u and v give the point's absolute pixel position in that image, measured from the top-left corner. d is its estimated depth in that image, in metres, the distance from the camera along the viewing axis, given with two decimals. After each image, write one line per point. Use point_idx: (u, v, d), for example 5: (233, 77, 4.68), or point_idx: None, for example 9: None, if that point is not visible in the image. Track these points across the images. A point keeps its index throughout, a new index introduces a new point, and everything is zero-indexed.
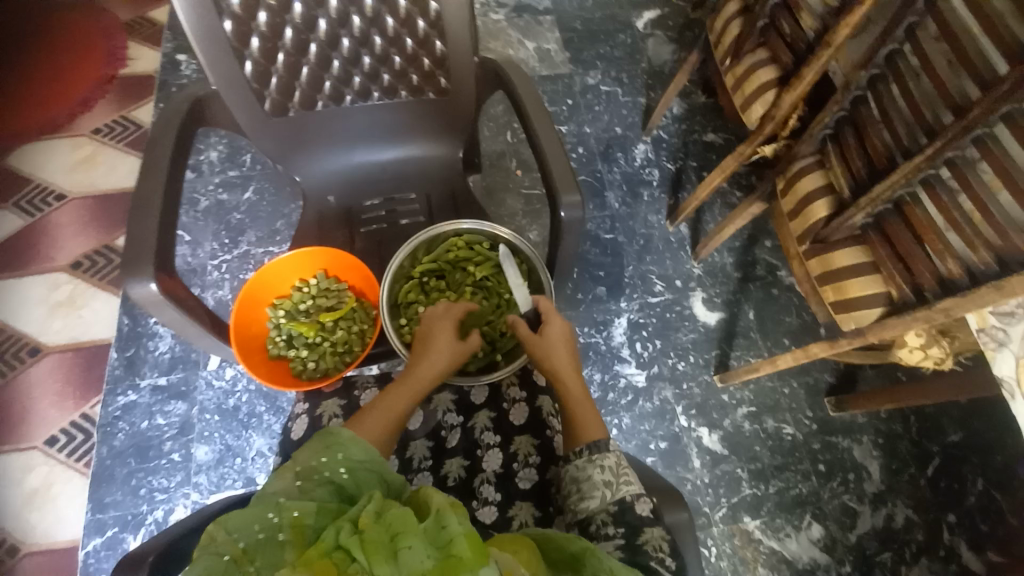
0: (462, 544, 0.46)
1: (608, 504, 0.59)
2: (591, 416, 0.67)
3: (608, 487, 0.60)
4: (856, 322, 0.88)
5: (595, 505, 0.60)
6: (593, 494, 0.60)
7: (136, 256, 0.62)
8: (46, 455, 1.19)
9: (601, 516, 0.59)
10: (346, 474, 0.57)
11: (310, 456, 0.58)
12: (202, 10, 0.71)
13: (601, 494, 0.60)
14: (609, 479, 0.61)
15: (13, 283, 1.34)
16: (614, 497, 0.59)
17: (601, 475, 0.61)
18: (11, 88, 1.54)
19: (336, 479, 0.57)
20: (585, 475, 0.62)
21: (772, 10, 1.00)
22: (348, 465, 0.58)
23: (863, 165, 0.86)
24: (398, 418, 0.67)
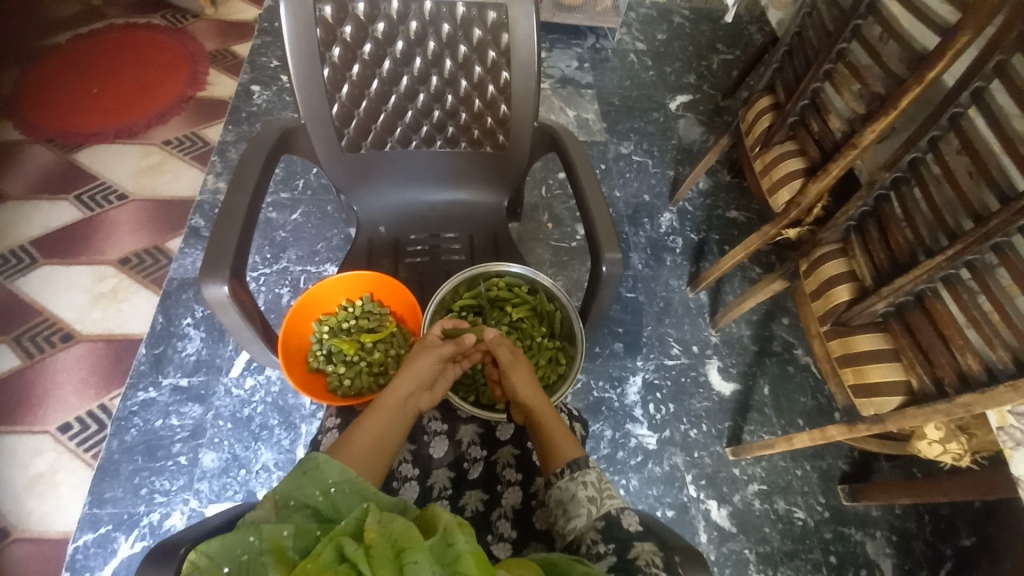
0: (469, 561, 0.47)
1: (594, 521, 0.61)
2: (567, 439, 0.72)
3: (591, 503, 0.63)
4: (877, 408, 0.90)
5: (581, 523, 0.62)
6: (578, 513, 0.63)
7: (215, 260, 0.67)
8: (56, 441, 1.20)
9: (589, 536, 0.60)
10: (324, 497, 0.57)
11: (288, 484, 0.58)
12: (307, 57, 0.81)
13: (586, 511, 0.63)
14: (593, 494, 0.64)
15: (62, 271, 1.41)
16: (599, 512, 0.62)
17: (584, 492, 0.64)
18: (99, 97, 1.70)
19: (314, 502, 0.57)
20: (571, 494, 0.65)
21: (802, 110, 1.10)
22: (324, 488, 0.58)
23: (886, 258, 0.91)
24: (374, 449, 0.68)
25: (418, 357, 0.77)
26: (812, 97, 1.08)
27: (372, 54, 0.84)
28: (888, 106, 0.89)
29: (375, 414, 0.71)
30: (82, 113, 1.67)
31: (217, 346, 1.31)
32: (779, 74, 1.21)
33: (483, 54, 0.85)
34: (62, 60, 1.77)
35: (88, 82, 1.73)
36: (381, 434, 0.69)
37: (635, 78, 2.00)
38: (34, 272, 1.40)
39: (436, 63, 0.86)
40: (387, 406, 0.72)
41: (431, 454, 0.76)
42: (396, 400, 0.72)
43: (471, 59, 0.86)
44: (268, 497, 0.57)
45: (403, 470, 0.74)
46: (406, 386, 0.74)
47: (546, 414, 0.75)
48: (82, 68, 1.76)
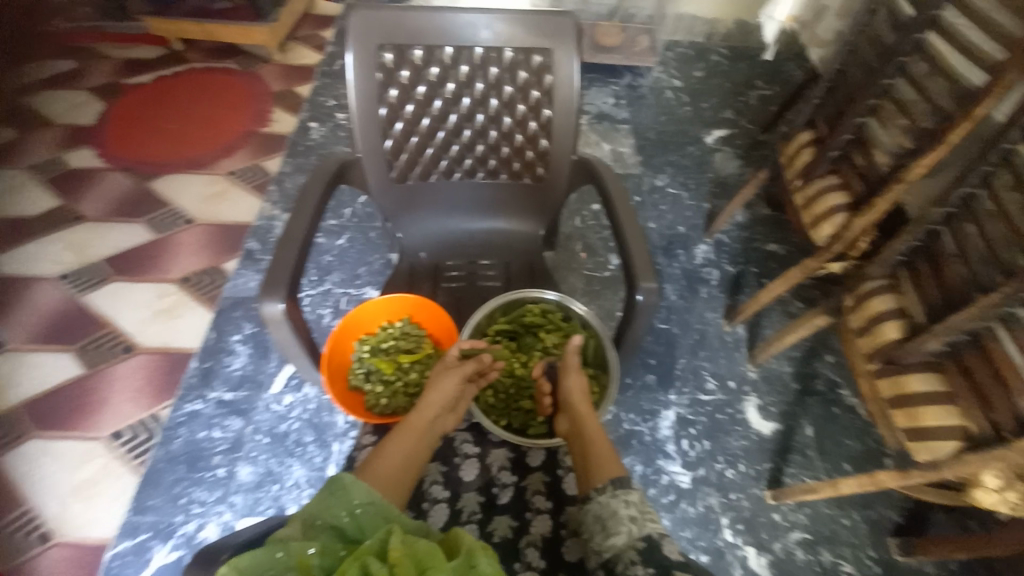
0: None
1: (635, 541, 0.62)
2: (610, 458, 0.74)
3: (633, 522, 0.64)
4: (931, 454, 0.84)
5: (622, 541, 0.63)
6: (618, 531, 0.64)
7: (275, 279, 0.73)
8: (108, 447, 1.28)
9: (629, 554, 0.61)
10: (350, 518, 0.60)
11: (316, 504, 0.60)
12: (367, 97, 0.89)
13: (627, 529, 0.63)
14: (635, 514, 0.65)
15: (129, 287, 1.53)
16: (640, 532, 0.63)
17: (626, 510, 0.65)
18: (175, 131, 1.89)
19: (339, 523, 0.60)
20: (611, 511, 0.66)
21: (843, 145, 1.09)
22: (350, 509, 0.61)
23: (939, 293, 0.88)
24: (401, 469, 0.71)
25: (442, 380, 0.80)
26: (854, 132, 1.07)
27: (425, 94, 0.91)
28: (934, 141, 0.88)
29: (401, 435, 0.74)
30: (159, 145, 1.86)
31: (261, 362, 1.38)
32: (819, 110, 1.22)
33: (526, 93, 0.91)
34: (147, 98, 1.99)
35: (167, 117, 1.93)
36: (409, 454, 0.73)
37: (670, 114, 2.04)
38: (105, 287, 1.53)
39: (481, 102, 0.92)
40: (414, 427, 0.75)
41: (461, 478, 0.80)
42: (423, 422, 0.76)
43: (514, 98, 0.91)
44: (295, 517, 0.59)
45: (434, 491, 0.78)
46: (432, 409, 0.77)
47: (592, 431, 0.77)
48: (163, 105, 1.97)
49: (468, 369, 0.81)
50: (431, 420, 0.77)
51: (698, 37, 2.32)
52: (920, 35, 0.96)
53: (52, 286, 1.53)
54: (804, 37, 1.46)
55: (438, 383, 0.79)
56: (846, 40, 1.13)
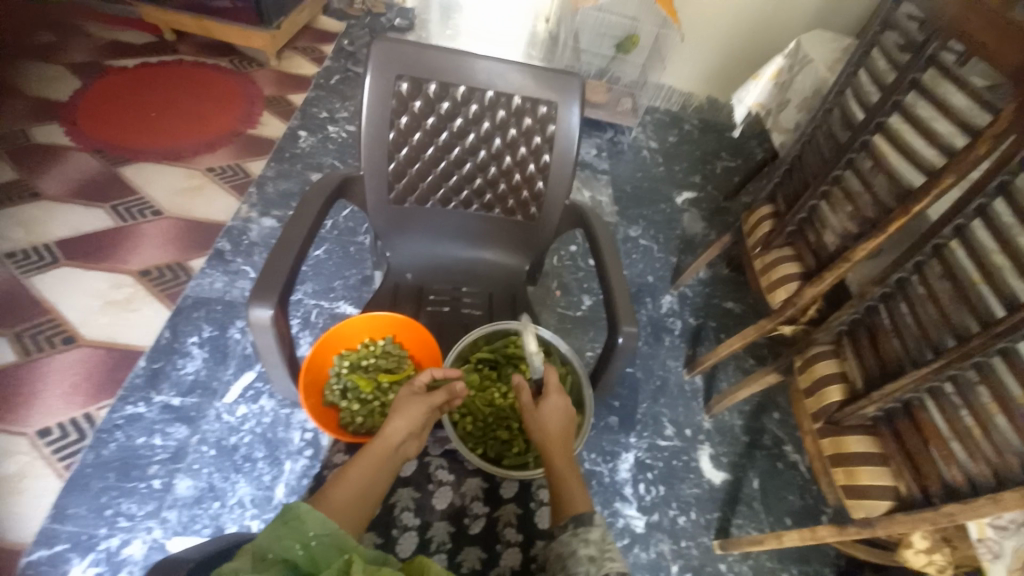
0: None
1: None
2: (581, 495, 0.74)
3: (591, 563, 0.66)
4: (866, 512, 0.93)
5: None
6: (577, 570, 0.65)
7: (266, 284, 0.72)
8: (31, 445, 1.15)
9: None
10: (303, 550, 0.56)
11: (269, 537, 0.57)
12: (378, 120, 0.92)
13: (585, 570, 0.65)
14: (594, 554, 0.67)
15: (80, 274, 1.43)
16: (598, 573, 0.64)
17: (585, 550, 0.67)
18: (155, 120, 1.83)
19: (292, 555, 0.56)
20: (571, 550, 0.68)
21: (800, 222, 1.23)
22: (304, 541, 0.57)
23: (875, 363, 0.98)
24: (360, 499, 0.71)
25: (411, 405, 0.78)
26: (808, 212, 1.21)
27: (433, 125, 0.95)
28: (875, 230, 1.01)
29: (362, 463, 0.73)
30: (136, 132, 1.79)
31: (218, 368, 1.31)
32: (780, 188, 1.36)
33: (529, 138, 0.97)
34: (130, 82, 1.92)
35: (148, 105, 1.87)
36: (369, 481, 0.73)
37: (646, 171, 2.20)
38: (53, 270, 1.42)
39: (486, 139, 0.98)
40: (377, 453, 0.74)
41: (432, 508, 0.91)
42: (387, 448, 0.75)
43: (517, 140, 0.97)
44: (247, 550, 0.56)
45: (404, 519, 0.89)
46: (398, 434, 0.76)
47: (561, 465, 0.77)
48: (146, 92, 1.91)
49: (439, 398, 0.79)
50: (395, 446, 0.76)
51: (674, 106, 2.54)
52: (868, 135, 1.07)
53: None
54: (769, 123, 1.64)
55: (405, 407, 0.78)
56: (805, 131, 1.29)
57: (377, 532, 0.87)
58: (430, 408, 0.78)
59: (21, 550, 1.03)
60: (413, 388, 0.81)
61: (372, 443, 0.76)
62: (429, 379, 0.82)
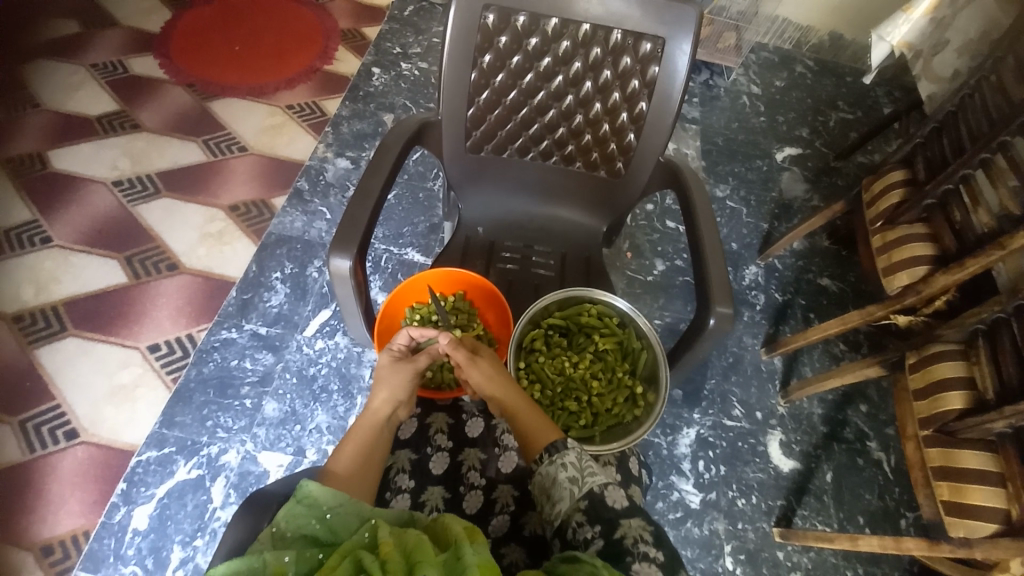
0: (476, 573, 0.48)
1: (578, 502, 0.62)
2: (547, 426, 0.74)
3: (573, 484, 0.63)
4: (967, 532, 0.82)
5: (565, 506, 0.62)
6: (561, 496, 0.63)
7: (346, 235, 0.71)
8: (144, 358, 1.31)
9: (575, 518, 0.61)
10: (321, 524, 0.55)
11: (288, 519, 0.55)
12: (459, 60, 0.85)
13: (568, 493, 0.62)
14: (574, 474, 0.64)
15: (179, 206, 1.54)
16: (581, 492, 0.62)
17: (564, 472, 0.64)
18: (240, 55, 1.86)
19: (311, 530, 0.55)
20: (552, 478, 0.65)
21: (944, 194, 1.02)
22: (321, 515, 0.56)
23: (1017, 372, 0.82)
24: (363, 466, 0.69)
25: (393, 372, 0.81)
26: (958, 183, 0.99)
27: (518, 65, 0.86)
28: None
29: (354, 436, 0.73)
30: (223, 67, 1.83)
31: (298, 304, 1.39)
32: (921, 151, 1.12)
33: (625, 81, 0.85)
34: (216, 15, 1.94)
35: (233, 39, 1.89)
36: (367, 451, 0.71)
37: (744, 121, 1.94)
38: (157, 201, 1.54)
39: (575, 83, 0.87)
40: (367, 422, 0.75)
41: (498, 468, 0.75)
42: (377, 417, 0.76)
43: (611, 84, 0.86)
44: (265, 531, 0.56)
45: None
46: (384, 400, 0.78)
47: (519, 409, 0.76)
48: (230, 25, 1.92)
49: (420, 359, 0.83)
50: (385, 415, 0.77)
51: (787, 43, 2.17)
52: None
53: (103, 190, 1.55)
54: (915, 67, 1.35)
55: (387, 376, 0.81)
56: (972, 80, 1.04)
57: (443, 487, 0.74)
58: (409, 371, 0.81)
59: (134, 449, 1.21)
60: (393, 354, 0.85)
61: (361, 419, 0.76)
62: (408, 341, 0.86)
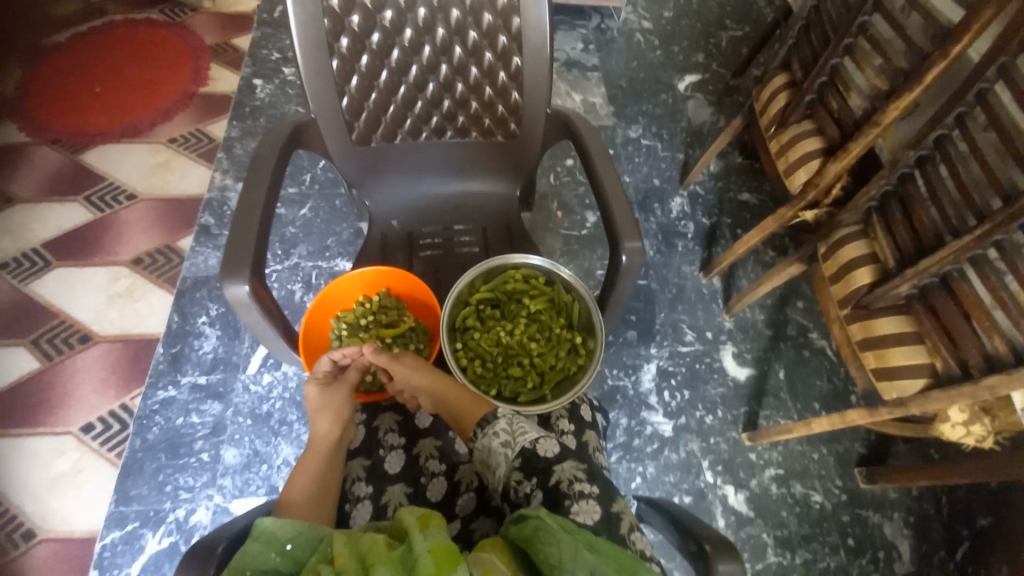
0: (426, 563, 0.46)
1: (513, 462, 0.63)
2: (477, 403, 0.75)
3: (507, 447, 0.64)
4: (899, 392, 0.88)
5: (503, 471, 0.63)
6: (498, 462, 0.64)
7: (235, 259, 0.67)
8: (80, 441, 1.22)
9: (514, 478, 0.62)
10: (282, 555, 0.54)
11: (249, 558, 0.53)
12: (315, 49, 0.80)
13: (504, 457, 0.64)
14: (506, 439, 0.65)
15: (76, 272, 1.41)
16: (515, 452, 0.64)
17: (497, 440, 0.66)
18: (101, 96, 1.69)
19: (271, 565, 0.53)
20: (488, 449, 0.66)
21: (820, 88, 1.07)
22: (280, 547, 0.54)
23: (910, 238, 0.89)
24: (321, 493, 0.67)
25: (329, 396, 0.78)
26: (830, 74, 1.04)
27: (380, 44, 0.82)
28: (911, 83, 0.87)
29: (305, 463, 0.70)
30: (84, 113, 1.66)
31: (233, 343, 1.32)
32: (795, 51, 1.17)
33: (493, 39, 0.83)
34: (64, 58, 1.75)
35: (89, 80, 1.71)
36: (322, 479, 0.69)
37: (642, 59, 1.96)
38: (49, 273, 1.41)
39: (445, 50, 0.84)
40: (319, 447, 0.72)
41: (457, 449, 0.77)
42: (326, 443, 0.73)
43: (480, 45, 0.84)
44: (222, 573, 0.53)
45: (430, 466, 0.75)
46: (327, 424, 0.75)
47: (452, 394, 0.76)
48: (84, 66, 1.74)
49: (350, 375, 0.81)
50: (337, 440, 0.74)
51: None
52: None
53: None
54: None
55: (325, 400, 0.78)
56: None
57: (403, 483, 0.73)
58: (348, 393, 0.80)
59: (94, 535, 1.13)
60: (320, 381, 0.81)
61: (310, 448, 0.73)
62: (331, 363, 0.82)
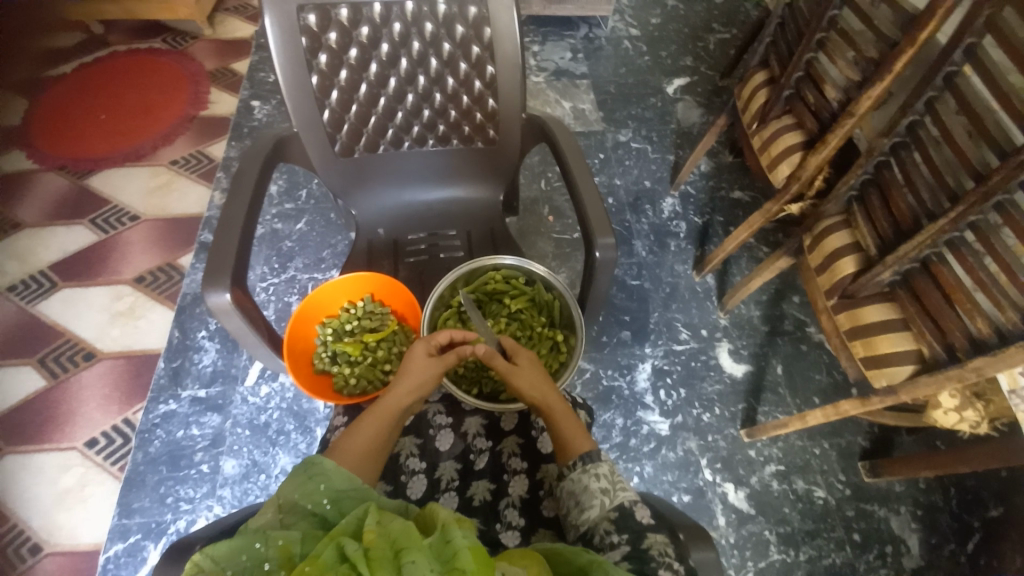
0: (467, 557, 0.47)
1: (608, 512, 0.61)
2: (579, 431, 0.71)
3: (605, 495, 0.62)
4: (888, 379, 0.86)
5: (595, 514, 0.61)
6: (592, 504, 0.63)
7: (216, 269, 0.69)
8: (84, 456, 1.25)
9: (603, 525, 0.60)
10: (329, 505, 0.54)
11: (291, 488, 0.54)
12: (295, 66, 0.83)
13: (600, 502, 0.62)
14: (606, 485, 0.63)
15: (81, 292, 1.46)
16: (612, 504, 0.61)
17: (596, 483, 0.64)
18: (105, 123, 1.76)
19: (321, 510, 0.54)
20: (583, 486, 0.64)
21: (797, 82, 1.08)
22: (330, 496, 0.55)
23: (889, 225, 0.88)
24: (373, 452, 0.67)
25: (423, 364, 0.74)
26: (806, 68, 1.05)
27: (358, 59, 0.85)
28: (882, 71, 0.87)
29: (374, 414, 0.69)
30: (89, 139, 1.72)
31: (232, 356, 1.35)
32: (772, 49, 1.19)
33: (466, 50, 0.86)
34: (72, 89, 1.83)
35: (93, 108, 1.79)
36: (380, 439, 0.68)
37: (629, 64, 1.98)
38: (56, 294, 1.46)
39: (421, 62, 0.87)
40: (388, 409, 0.70)
41: (437, 447, 0.76)
42: (397, 406, 0.71)
43: (455, 55, 0.86)
44: (271, 501, 0.54)
45: (411, 464, 0.74)
46: (406, 393, 0.72)
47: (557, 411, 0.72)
48: (90, 95, 1.82)
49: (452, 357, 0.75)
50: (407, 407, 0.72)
51: None
52: None
53: None
54: None
55: (415, 367, 0.74)
56: None
57: (383, 480, 0.73)
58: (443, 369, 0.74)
59: (96, 549, 1.15)
60: (429, 347, 0.76)
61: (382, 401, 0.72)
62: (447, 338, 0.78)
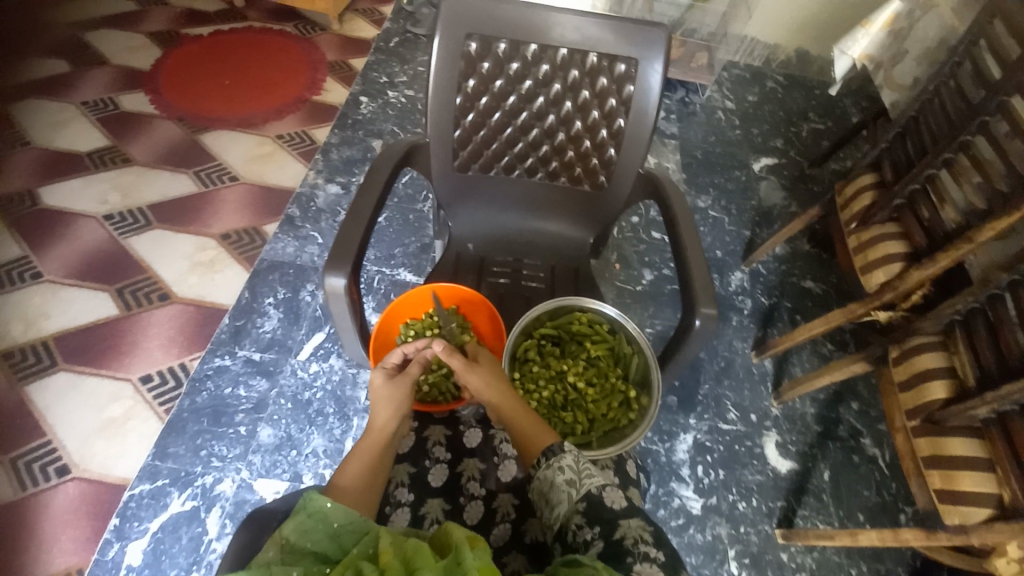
0: None
1: (576, 504, 0.62)
2: (542, 429, 0.75)
3: (571, 487, 0.64)
4: (962, 518, 0.83)
5: (565, 509, 0.63)
6: (560, 499, 0.64)
7: (339, 255, 0.74)
8: (136, 390, 1.30)
9: (575, 520, 0.61)
10: (330, 540, 0.56)
11: (291, 528, 0.56)
12: (445, 85, 0.89)
13: (567, 496, 0.63)
14: (572, 477, 0.65)
15: (171, 236, 1.55)
16: (580, 494, 0.63)
17: (562, 476, 0.65)
18: (227, 88, 1.90)
19: (321, 547, 0.55)
20: (551, 482, 0.66)
21: (911, 195, 1.07)
22: (331, 531, 0.56)
23: (993, 358, 0.85)
24: (371, 481, 0.70)
25: (392, 388, 0.80)
26: (924, 183, 1.05)
27: (501, 89, 0.90)
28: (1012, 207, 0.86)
29: (361, 448, 0.73)
30: (210, 99, 1.87)
31: (292, 328, 1.39)
32: (886, 155, 1.19)
33: (603, 100, 0.90)
34: (205, 52, 2.00)
35: (220, 73, 1.94)
36: (374, 468, 0.71)
37: (720, 134, 2.01)
38: (147, 232, 1.55)
39: (556, 103, 0.91)
40: (374, 440, 0.74)
41: (498, 478, 0.78)
42: (382, 433, 0.75)
43: (589, 103, 0.90)
44: (271, 541, 0.55)
45: (471, 488, 0.76)
46: (387, 419, 0.76)
47: (519, 416, 0.77)
48: (220, 60, 1.97)
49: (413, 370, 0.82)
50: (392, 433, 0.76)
51: (756, 60, 2.29)
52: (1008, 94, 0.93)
53: (94, 224, 1.56)
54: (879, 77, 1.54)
55: (387, 394, 0.79)
56: (925, 89, 1.11)
57: (443, 498, 0.75)
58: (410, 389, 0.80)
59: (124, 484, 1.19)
60: (387, 370, 0.83)
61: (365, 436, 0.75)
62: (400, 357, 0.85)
